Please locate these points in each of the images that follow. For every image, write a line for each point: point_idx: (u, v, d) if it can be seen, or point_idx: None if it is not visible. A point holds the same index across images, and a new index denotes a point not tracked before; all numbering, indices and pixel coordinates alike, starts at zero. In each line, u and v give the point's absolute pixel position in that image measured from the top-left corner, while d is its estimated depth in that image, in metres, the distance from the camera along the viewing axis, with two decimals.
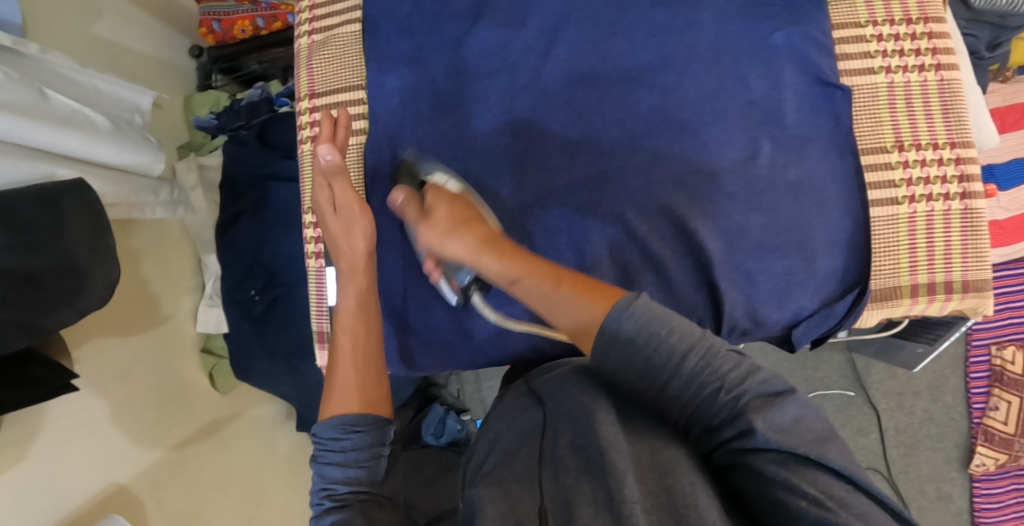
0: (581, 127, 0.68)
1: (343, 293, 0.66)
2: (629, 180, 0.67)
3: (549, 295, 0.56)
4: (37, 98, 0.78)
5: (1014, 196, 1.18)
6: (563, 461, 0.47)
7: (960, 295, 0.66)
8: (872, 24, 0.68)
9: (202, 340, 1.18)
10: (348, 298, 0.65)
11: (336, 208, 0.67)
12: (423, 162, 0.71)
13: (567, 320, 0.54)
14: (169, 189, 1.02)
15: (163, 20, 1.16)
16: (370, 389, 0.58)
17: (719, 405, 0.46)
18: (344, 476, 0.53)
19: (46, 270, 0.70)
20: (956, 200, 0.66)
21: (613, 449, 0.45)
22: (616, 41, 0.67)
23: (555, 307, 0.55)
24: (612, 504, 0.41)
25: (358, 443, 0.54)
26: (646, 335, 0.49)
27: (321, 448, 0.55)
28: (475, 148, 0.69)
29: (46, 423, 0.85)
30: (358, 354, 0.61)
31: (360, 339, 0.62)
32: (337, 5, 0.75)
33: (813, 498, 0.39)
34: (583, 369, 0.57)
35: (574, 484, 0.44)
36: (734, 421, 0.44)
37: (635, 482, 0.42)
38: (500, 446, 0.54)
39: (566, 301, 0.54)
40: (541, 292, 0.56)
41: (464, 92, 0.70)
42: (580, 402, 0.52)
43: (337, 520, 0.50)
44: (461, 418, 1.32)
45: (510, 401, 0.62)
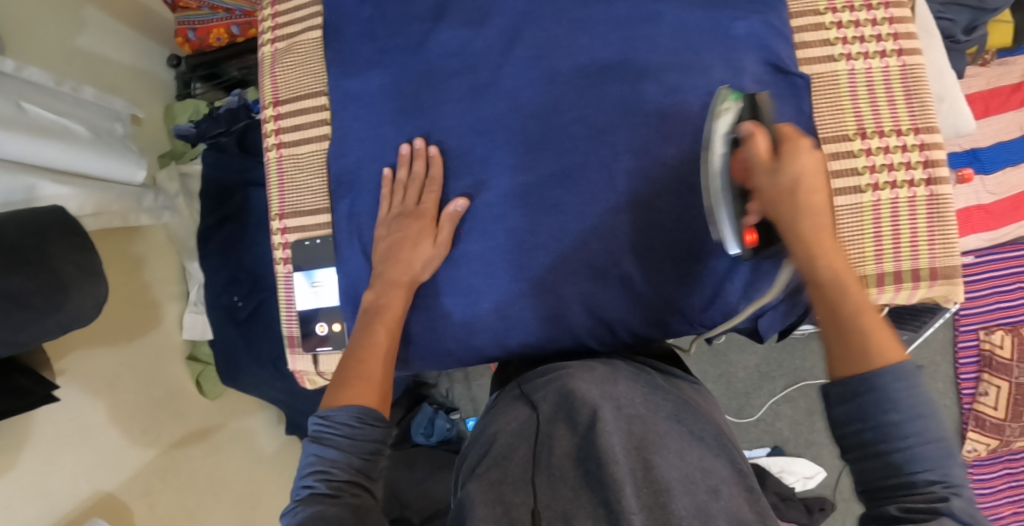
0: (541, 123, 0.67)
1: (392, 300, 0.66)
2: (591, 174, 0.66)
3: (842, 314, 0.51)
4: (17, 111, 0.79)
5: (1000, 178, 1.18)
6: (558, 471, 0.49)
7: (928, 282, 0.66)
8: (831, 11, 0.68)
9: (188, 347, 1.18)
10: (398, 304, 0.66)
11: (438, 241, 0.67)
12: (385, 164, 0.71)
13: (833, 335, 0.51)
14: (154, 195, 1.05)
15: (140, 29, 1.17)
16: (387, 390, 0.61)
17: (925, 472, 0.44)
18: (342, 460, 0.54)
19: (32, 291, 0.69)
20: (922, 186, 0.65)
21: (611, 460, 0.46)
22: (576, 37, 0.67)
23: (840, 325, 0.50)
24: (610, 516, 0.43)
25: (368, 435, 0.55)
26: (917, 410, 0.45)
27: (326, 429, 0.56)
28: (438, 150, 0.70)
29: (34, 433, 0.86)
30: (386, 353, 0.63)
31: (393, 342, 0.65)
32: (300, 12, 0.77)
33: None
34: (579, 375, 0.59)
35: (569, 495, 0.47)
36: (930, 491, 0.43)
37: (632, 494, 0.44)
38: (495, 447, 0.55)
39: (863, 328, 0.49)
40: (835, 297, 0.52)
41: (426, 93, 0.70)
42: (579, 410, 0.53)
43: (326, 507, 0.49)
44: (451, 417, 1.34)
45: (505, 401, 0.63)
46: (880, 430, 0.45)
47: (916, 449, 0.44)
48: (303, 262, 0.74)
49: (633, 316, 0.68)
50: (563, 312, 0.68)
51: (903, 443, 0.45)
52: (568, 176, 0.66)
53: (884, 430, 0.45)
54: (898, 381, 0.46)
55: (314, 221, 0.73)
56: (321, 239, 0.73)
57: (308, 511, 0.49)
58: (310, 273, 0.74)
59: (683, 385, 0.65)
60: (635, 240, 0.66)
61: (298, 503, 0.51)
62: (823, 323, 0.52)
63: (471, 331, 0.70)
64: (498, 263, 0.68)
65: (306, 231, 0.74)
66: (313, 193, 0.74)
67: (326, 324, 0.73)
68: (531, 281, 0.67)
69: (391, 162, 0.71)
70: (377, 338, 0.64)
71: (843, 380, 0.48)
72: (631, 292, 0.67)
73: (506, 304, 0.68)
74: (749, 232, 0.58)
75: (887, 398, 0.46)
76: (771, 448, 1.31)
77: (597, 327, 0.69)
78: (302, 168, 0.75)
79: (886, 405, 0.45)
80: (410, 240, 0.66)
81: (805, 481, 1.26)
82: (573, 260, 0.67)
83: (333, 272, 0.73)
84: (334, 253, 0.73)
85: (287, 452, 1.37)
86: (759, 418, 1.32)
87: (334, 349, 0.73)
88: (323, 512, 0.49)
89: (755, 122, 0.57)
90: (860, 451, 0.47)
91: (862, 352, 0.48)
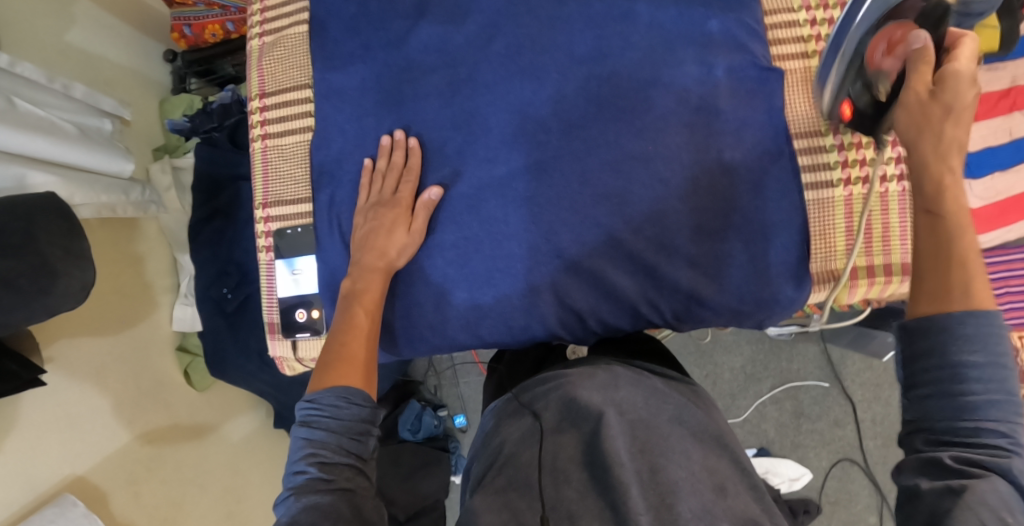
0: (517, 117, 0.68)
1: (367, 284, 0.67)
2: (564, 168, 0.67)
3: (948, 247, 0.49)
4: (8, 105, 0.81)
5: (988, 184, 1.19)
6: (564, 473, 0.51)
7: (900, 277, 0.67)
8: (805, 9, 0.69)
9: (178, 339, 1.20)
10: (373, 289, 0.67)
11: (412, 229, 0.68)
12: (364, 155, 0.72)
13: (927, 273, 0.49)
14: (140, 189, 1.05)
15: (136, 25, 1.19)
16: (371, 369, 0.62)
17: (994, 421, 0.43)
18: (331, 441, 0.55)
19: (19, 271, 0.71)
20: (894, 181, 0.67)
21: (615, 463, 0.48)
22: (552, 34, 0.68)
23: (945, 258, 0.49)
24: (617, 517, 0.46)
25: (353, 415, 0.57)
26: (1000, 358, 0.44)
27: (315, 413, 0.57)
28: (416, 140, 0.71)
29: (21, 418, 0.87)
30: (366, 335, 0.64)
31: (373, 322, 0.66)
32: (287, 7, 0.78)
33: None
34: (580, 380, 0.60)
35: (575, 496, 0.49)
36: (993, 444, 0.42)
37: (638, 494, 0.46)
38: (502, 455, 0.56)
39: (968, 276, 0.47)
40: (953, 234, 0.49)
41: (406, 87, 0.71)
42: (583, 415, 0.55)
43: (321, 496, 0.50)
44: (438, 415, 1.35)
45: (506, 407, 0.64)
46: (953, 370, 0.45)
47: (990, 398, 0.43)
48: (286, 251, 0.75)
49: (604, 307, 0.69)
50: (536, 302, 0.68)
51: (981, 392, 0.44)
52: (542, 168, 0.67)
53: (956, 369, 0.44)
54: (989, 326, 0.45)
55: (296, 210, 0.75)
56: (302, 228, 0.74)
57: (302, 502, 0.50)
58: (291, 262, 0.75)
59: (679, 387, 0.63)
60: (609, 232, 0.66)
61: (293, 492, 0.52)
62: (925, 255, 0.50)
63: (446, 319, 0.71)
64: (473, 252, 0.69)
65: (288, 220, 0.75)
66: (296, 184, 0.75)
67: (305, 312, 0.74)
68: (504, 272, 0.68)
69: (371, 154, 0.72)
70: (356, 320, 0.65)
71: (925, 316, 0.47)
72: (604, 284, 0.68)
73: (481, 295, 0.69)
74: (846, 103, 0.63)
75: (972, 336, 0.45)
76: (758, 449, 1.31)
77: (569, 317, 0.70)
78: (286, 159, 0.76)
79: (966, 343, 0.45)
80: (385, 227, 0.67)
81: (791, 483, 1.25)
82: (546, 251, 0.67)
83: (313, 260, 0.74)
84: (315, 241, 0.74)
85: (274, 445, 1.38)
86: (745, 419, 1.33)
87: (314, 336, 0.74)
88: (318, 503, 0.49)
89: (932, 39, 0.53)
90: (932, 389, 0.46)
91: (949, 293, 0.47)
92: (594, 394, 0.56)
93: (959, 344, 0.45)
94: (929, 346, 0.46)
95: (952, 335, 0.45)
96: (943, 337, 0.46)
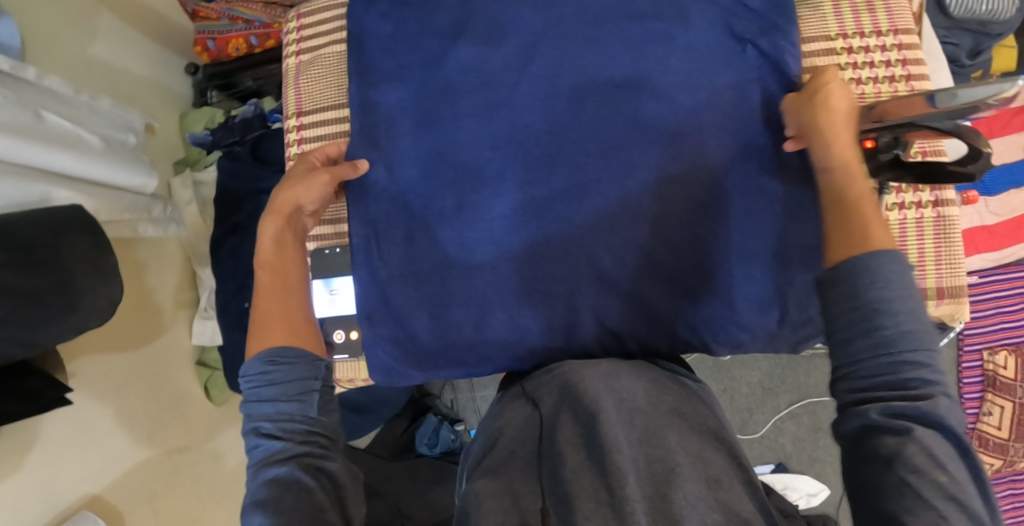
0: (554, 137, 0.68)
1: (262, 233, 0.65)
2: (603, 189, 0.67)
3: (852, 200, 0.52)
4: (34, 120, 0.80)
5: (1003, 200, 1.21)
6: (562, 455, 0.51)
7: (935, 301, 0.69)
8: (842, 37, 0.71)
9: (197, 353, 1.20)
10: (267, 233, 0.65)
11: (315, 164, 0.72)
12: (400, 177, 0.73)
13: (841, 227, 0.51)
14: (162, 206, 1.05)
15: (158, 39, 1.19)
16: (297, 325, 0.59)
17: (904, 355, 0.43)
18: (272, 409, 0.53)
19: (47, 289, 0.70)
20: (929, 208, 0.68)
21: (614, 449, 0.49)
22: (591, 56, 0.69)
23: (848, 210, 0.52)
24: (613, 501, 0.46)
25: (286, 375, 0.54)
26: (908, 292, 0.45)
27: (252, 380, 0.55)
28: (453, 162, 0.71)
29: (42, 435, 0.86)
30: (277, 288, 0.62)
31: (276, 282, 0.63)
32: (324, 26, 0.80)
33: (958, 481, 0.40)
34: (581, 370, 0.61)
35: (573, 478, 0.49)
36: (912, 386, 0.43)
37: (635, 482, 0.47)
38: (501, 440, 0.58)
39: (867, 223, 0.50)
40: (851, 190, 0.53)
41: (443, 108, 0.71)
42: (582, 401, 0.55)
43: (281, 468, 0.50)
44: (456, 429, 1.33)
45: (509, 395, 0.67)
46: (860, 311, 0.45)
47: (915, 365, 0.43)
48: (322, 271, 0.77)
49: (643, 330, 0.68)
50: (574, 325, 0.69)
51: (907, 370, 0.43)
52: (580, 189, 0.68)
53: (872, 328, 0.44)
54: (892, 264, 0.46)
55: (334, 230, 0.79)
56: (340, 248, 0.77)
57: (264, 476, 0.50)
58: (329, 281, 0.77)
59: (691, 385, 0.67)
60: (646, 255, 0.67)
61: (254, 468, 0.51)
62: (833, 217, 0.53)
63: (483, 340, 0.70)
64: (509, 272, 0.69)
65: (326, 241, 0.78)
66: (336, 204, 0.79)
67: (344, 333, 0.76)
68: (541, 293, 0.69)
69: (409, 174, 0.72)
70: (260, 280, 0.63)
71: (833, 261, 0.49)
72: (641, 307, 0.68)
73: (521, 316, 0.69)
74: (869, 138, 0.63)
75: (885, 308, 0.44)
76: (775, 464, 1.31)
77: (608, 340, 0.69)
78: None
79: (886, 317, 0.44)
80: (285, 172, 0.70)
81: (809, 499, 1.25)
82: (585, 273, 0.68)
83: (350, 280, 0.76)
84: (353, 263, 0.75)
85: None
86: (762, 434, 1.32)
87: (351, 357, 0.76)
88: (278, 475, 0.49)
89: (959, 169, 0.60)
90: (847, 331, 0.46)
91: (856, 241, 0.49)
92: (595, 381, 0.57)
93: (869, 315, 0.45)
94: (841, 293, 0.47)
95: (866, 274, 0.46)
96: (849, 306, 0.46)
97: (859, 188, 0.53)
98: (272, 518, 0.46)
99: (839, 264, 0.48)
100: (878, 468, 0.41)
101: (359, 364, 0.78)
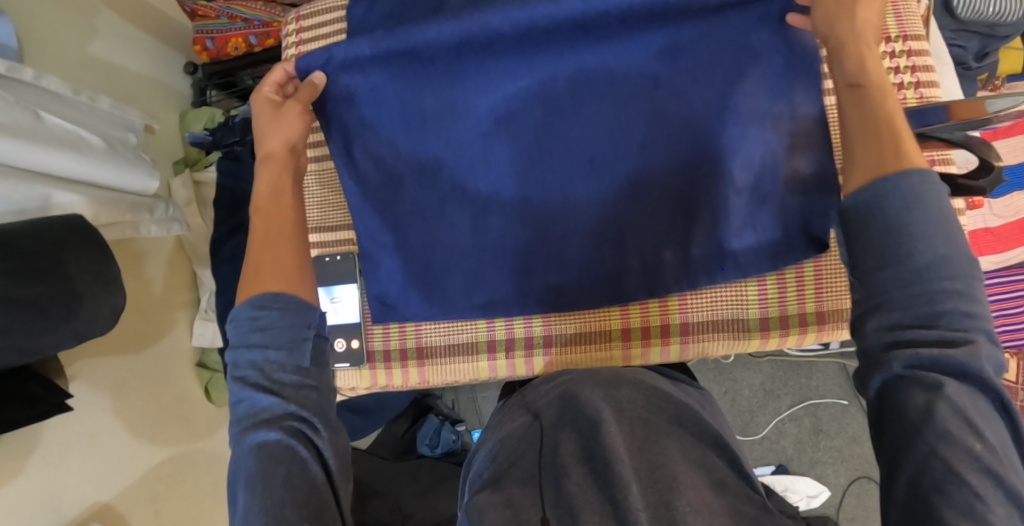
0: (554, 100, 0.73)
1: (259, 179, 0.64)
2: (585, 146, 0.73)
3: (882, 115, 0.51)
4: (34, 119, 0.79)
5: (1007, 203, 1.21)
6: (565, 468, 0.50)
7: None
8: None
9: (197, 354, 1.19)
10: (266, 177, 0.64)
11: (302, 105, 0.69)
12: (372, 74, 0.73)
13: (858, 148, 0.50)
14: (164, 207, 1.04)
15: (159, 37, 1.18)
16: (288, 270, 0.57)
17: (942, 298, 0.42)
18: (260, 358, 0.52)
19: (48, 298, 0.69)
20: None
21: (616, 459, 0.48)
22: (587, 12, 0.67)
23: (875, 126, 0.50)
24: (617, 513, 0.44)
25: (277, 321, 0.52)
26: (944, 220, 0.44)
27: (237, 324, 0.53)
28: (428, 63, 0.72)
29: (43, 439, 0.86)
30: (267, 233, 0.59)
31: (264, 223, 0.60)
32: (323, 29, 0.85)
33: (995, 449, 0.38)
34: (581, 380, 0.61)
35: (576, 491, 0.47)
36: (950, 332, 0.41)
37: (639, 491, 0.46)
38: (501, 452, 0.57)
39: (891, 138, 0.49)
40: (880, 108, 0.51)
41: (451, 62, 0.72)
42: (582, 412, 0.55)
43: (273, 432, 0.48)
44: (457, 429, 1.33)
45: (510, 404, 0.66)
46: (892, 244, 0.44)
47: (956, 307, 0.41)
48: (323, 279, 0.82)
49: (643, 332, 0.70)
50: (562, 250, 0.76)
51: (943, 312, 0.42)
52: (567, 140, 0.74)
53: (909, 266, 0.43)
54: (922, 183, 0.45)
55: (334, 237, 0.83)
56: (341, 255, 0.82)
57: (253, 439, 0.49)
58: (330, 290, 0.82)
59: (689, 388, 0.69)
60: None
61: (242, 426, 0.50)
62: (861, 135, 0.51)
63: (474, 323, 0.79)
64: (498, 241, 0.77)
65: (326, 248, 0.83)
66: (335, 211, 0.84)
67: (345, 341, 0.82)
68: None
69: (388, 121, 0.75)
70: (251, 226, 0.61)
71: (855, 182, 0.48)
72: None
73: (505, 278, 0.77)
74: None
75: (919, 234, 0.43)
76: (776, 466, 1.31)
77: None
78: (323, 184, 0.84)
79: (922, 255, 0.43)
80: (268, 108, 0.68)
81: (809, 500, 1.27)
82: None
83: (352, 289, 0.82)
84: (335, 165, 0.77)
85: None
86: (763, 436, 1.33)
87: (352, 365, 0.82)
88: (269, 441, 0.48)
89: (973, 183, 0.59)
90: (881, 265, 0.45)
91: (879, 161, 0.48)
92: (594, 392, 0.57)
93: (903, 247, 0.44)
94: (876, 225, 0.45)
95: (903, 202, 0.44)
96: (881, 232, 0.45)
97: (892, 105, 0.51)
98: (264, 486, 0.46)
99: (863, 188, 0.47)
100: (906, 430, 0.40)
101: (360, 373, 0.83)
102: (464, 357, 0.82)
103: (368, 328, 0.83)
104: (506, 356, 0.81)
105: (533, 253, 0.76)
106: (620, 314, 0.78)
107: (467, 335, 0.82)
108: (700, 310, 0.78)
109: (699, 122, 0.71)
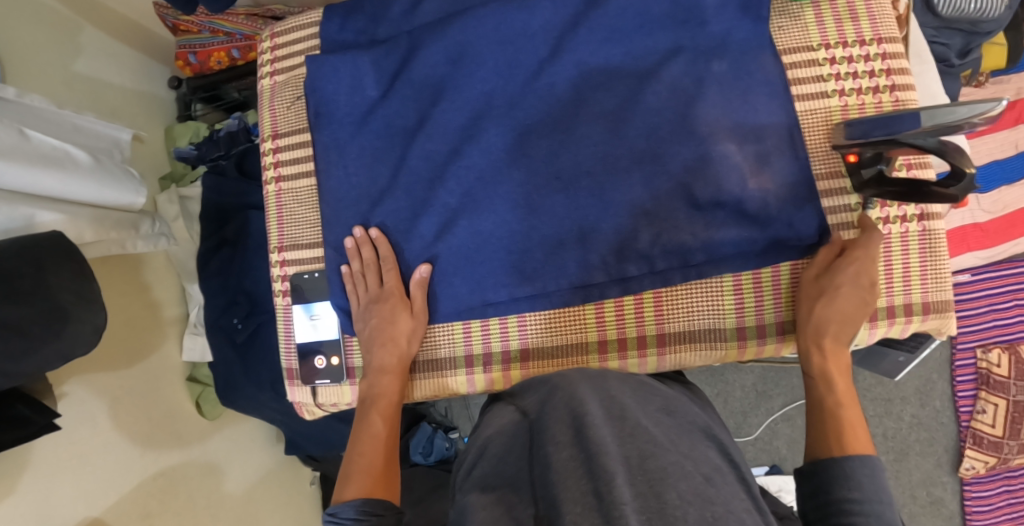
0: (532, 106, 0.76)
1: (384, 383, 0.77)
2: (559, 144, 0.75)
3: (826, 400, 0.64)
4: (19, 137, 0.79)
5: (995, 197, 1.19)
6: (549, 457, 0.50)
7: (920, 316, 0.72)
8: (825, 47, 0.74)
9: (187, 369, 1.20)
10: (391, 390, 0.77)
11: (414, 312, 0.79)
12: (366, 88, 0.81)
13: (828, 423, 0.62)
14: (150, 222, 1.04)
15: (142, 54, 1.19)
16: (390, 477, 0.69)
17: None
18: None
19: (31, 319, 0.70)
20: (914, 221, 0.72)
21: (602, 452, 0.48)
22: (545, 26, 0.76)
23: (829, 411, 0.63)
24: (602, 507, 0.44)
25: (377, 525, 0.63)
26: (876, 493, 0.55)
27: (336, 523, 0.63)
28: (412, 75, 0.79)
29: (33, 459, 0.86)
30: (385, 443, 0.72)
31: (390, 428, 0.74)
32: (297, 46, 0.88)
33: None
34: (569, 375, 0.61)
35: (560, 479, 0.48)
36: None
37: (626, 483, 0.45)
38: (489, 450, 0.58)
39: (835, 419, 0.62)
40: (830, 397, 0.65)
41: (444, 76, 0.78)
42: (569, 403, 0.55)
43: None
44: (451, 437, 1.35)
45: (496, 409, 0.66)
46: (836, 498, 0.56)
47: None
48: (302, 297, 0.85)
49: None
50: (535, 256, 0.77)
51: None
52: (537, 137, 0.76)
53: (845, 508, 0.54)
54: (864, 468, 0.56)
55: (311, 254, 0.85)
56: (319, 272, 0.84)
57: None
58: (309, 307, 0.84)
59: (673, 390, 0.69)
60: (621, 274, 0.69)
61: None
62: (814, 416, 0.64)
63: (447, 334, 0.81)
64: (475, 253, 0.78)
65: (304, 265, 0.85)
66: (310, 227, 0.85)
67: (324, 359, 0.83)
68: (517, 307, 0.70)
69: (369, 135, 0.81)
70: (376, 428, 0.73)
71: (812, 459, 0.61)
72: None
73: (481, 288, 0.78)
74: (853, 154, 0.71)
75: (853, 483, 0.56)
76: (769, 466, 1.32)
77: None
78: (300, 202, 0.86)
79: (851, 493, 0.55)
80: (388, 319, 0.78)
81: None
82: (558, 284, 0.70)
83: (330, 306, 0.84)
84: (321, 173, 0.83)
85: (282, 471, 1.38)
86: (757, 436, 1.33)
87: (332, 381, 0.83)
88: None
89: (939, 190, 0.62)
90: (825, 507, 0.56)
91: (838, 442, 0.60)
92: (586, 389, 0.57)
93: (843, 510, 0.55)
94: (823, 477, 0.58)
95: (845, 473, 0.57)
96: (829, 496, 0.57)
97: (838, 389, 0.65)
98: None
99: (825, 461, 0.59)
100: None
101: (342, 389, 0.83)
102: (442, 371, 0.82)
103: (347, 345, 0.84)
104: (485, 371, 0.80)
105: (517, 260, 0.77)
106: (596, 314, 0.77)
107: (447, 349, 0.81)
108: (677, 321, 0.77)
109: (673, 129, 0.73)
